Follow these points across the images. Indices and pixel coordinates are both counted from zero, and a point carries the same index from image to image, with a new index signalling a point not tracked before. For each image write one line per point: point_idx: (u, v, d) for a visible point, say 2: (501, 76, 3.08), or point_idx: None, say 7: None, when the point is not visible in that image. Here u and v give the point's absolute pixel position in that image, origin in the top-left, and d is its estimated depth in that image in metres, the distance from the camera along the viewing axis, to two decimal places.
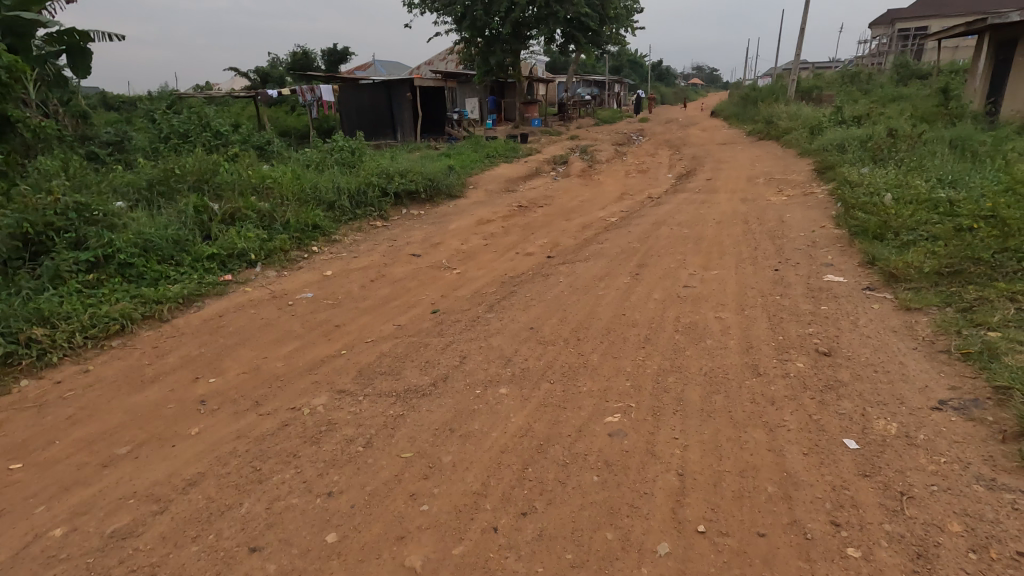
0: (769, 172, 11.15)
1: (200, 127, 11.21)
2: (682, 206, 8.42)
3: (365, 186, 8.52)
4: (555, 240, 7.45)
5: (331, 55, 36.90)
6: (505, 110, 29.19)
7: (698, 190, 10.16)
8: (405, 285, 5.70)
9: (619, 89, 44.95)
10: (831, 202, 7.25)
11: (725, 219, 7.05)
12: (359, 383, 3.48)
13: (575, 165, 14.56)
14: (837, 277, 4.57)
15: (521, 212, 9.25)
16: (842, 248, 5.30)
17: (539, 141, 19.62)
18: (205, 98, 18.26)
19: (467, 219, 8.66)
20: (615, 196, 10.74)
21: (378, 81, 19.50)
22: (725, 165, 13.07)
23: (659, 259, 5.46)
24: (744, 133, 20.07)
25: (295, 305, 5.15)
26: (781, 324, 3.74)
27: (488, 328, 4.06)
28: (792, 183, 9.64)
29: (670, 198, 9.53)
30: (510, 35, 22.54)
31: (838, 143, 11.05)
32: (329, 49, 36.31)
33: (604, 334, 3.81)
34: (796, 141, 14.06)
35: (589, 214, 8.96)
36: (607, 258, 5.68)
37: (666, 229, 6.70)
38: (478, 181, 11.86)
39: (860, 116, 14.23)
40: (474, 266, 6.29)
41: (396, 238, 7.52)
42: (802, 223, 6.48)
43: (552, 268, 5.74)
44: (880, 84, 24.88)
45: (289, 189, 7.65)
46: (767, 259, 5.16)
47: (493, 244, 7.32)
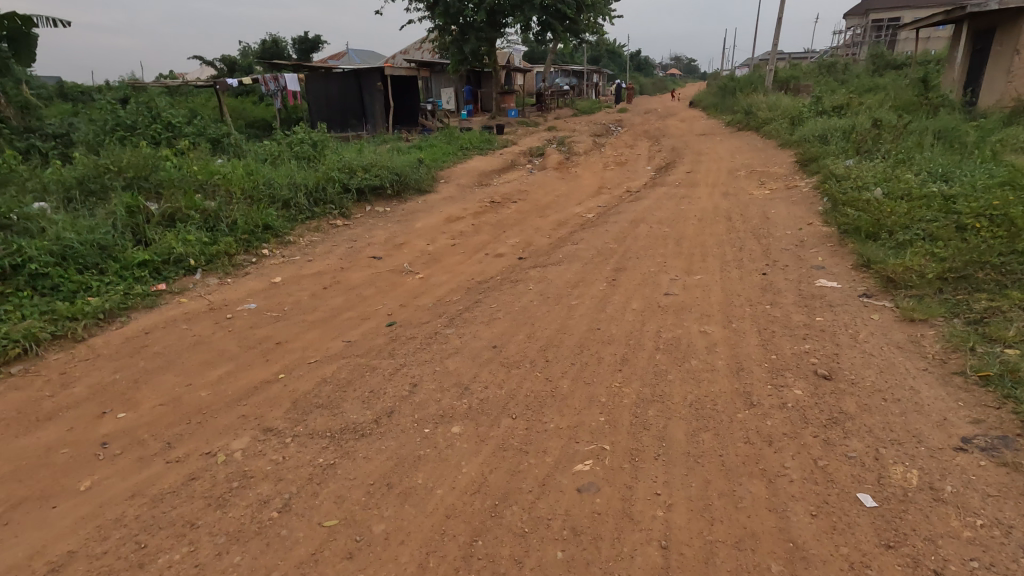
0: (750, 164, 10.83)
1: (150, 119, 10.45)
2: (662, 201, 8.01)
3: (325, 182, 7.94)
4: (528, 239, 6.97)
5: (303, 44, 35.75)
6: (482, 100, 28.52)
7: (678, 184, 9.77)
8: (361, 293, 5.19)
9: (598, 80, 44.56)
10: (817, 197, 6.90)
11: (707, 216, 6.66)
12: (290, 419, 2.98)
13: (552, 157, 14.07)
14: (831, 282, 4.18)
15: (494, 208, 8.77)
16: (833, 249, 4.92)
17: (516, 132, 19.09)
18: (164, 88, 17.34)
19: (435, 217, 8.14)
20: (592, 190, 10.30)
21: (348, 71, 18.75)
22: (705, 157, 12.73)
23: (636, 262, 5.04)
24: (723, 123, 19.79)
25: (233, 318, 4.61)
26: (773, 341, 3.33)
27: (445, 347, 3.58)
28: (774, 176, 9.31)
29: (650, 193, 9.13)
30: (485, 23, 21.88)
31: (820, 134, 10.74)
32: (300, 38, 35.18)
33: (576, 354, 3.36)
34: (776, 132, 13.77)
35: (565, 211, 8.51)
36: (581, 261, 5.23)
37: (644, 227, 6.27)
38: (450, 175, 11.31)
39: (841, 106, 13.98)
40: (439, 270, 5.79)
41: (357, 239, 6.97)
42: (788, 220, 6.11)
43: (522, 272, 5.28)
44: (857, 74, 24.81)
45: (239, 186, 7.05)
46: (753, 262, 4.76)
47: (462, 245, 6.83)
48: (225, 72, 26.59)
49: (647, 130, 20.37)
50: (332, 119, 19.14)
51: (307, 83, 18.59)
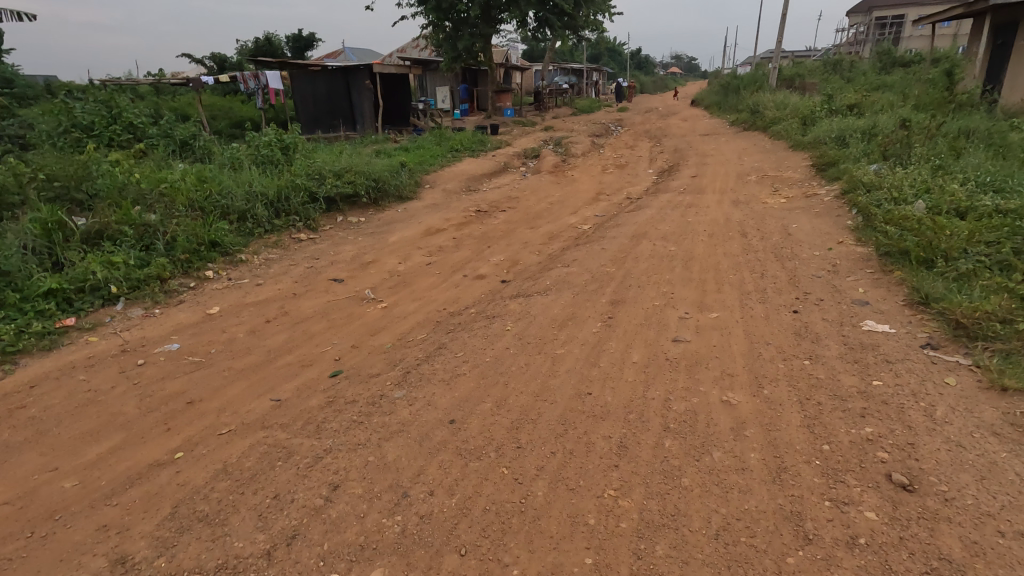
0: (760, 167, 10.01)
1: (108, 118, 9.59)
2: (667, 211, 7.17)
3: (290, 190, 7.11)
4: (516, 257, 6.13)
5: (297, 42, 34.95)
6: (477, 99, 27.61)
7: (683, 190, 8.93)
8: (309, 328, 4.35)
9: (598, 79, 43.71)
10: (843, 208, 6.08)
11: (719, 230, 5.81)
12: (159, 541, 2.16)
13: (547, 159, 13.22)
14: (881, 325, 3.37)
15: (480, 218, 7.94)
16: (875, 277, 4.10)
17: (511, 132, 18.26)
18: (143, 86, 16.53)
19: (413, 228, 7.31)
20: (590, 196, 9.47)
21: (335, 68, 17.95)
22: (711, 159, 11.91)
23: (636, 292, 4.20)
24: (728, 122, 18.97)
25: (145, 364, 3.78)
26: (820, 418, 2.51)
27: (389, 420, 2.76)
28: (788, 182, 8.49)
29: (653, 200, 8.28)
30: (479, 18, 21.03)
31: (836, 136, 9.90)
32: (294, 36, 34.38)
33: (558, 435, 2.54)
34: (786, 132, 12.92)
35: (557, 221, 7.68)
36: (571, 290, 4.40)
37: (647, 245, 5.43)
38: (436, 180, 10.47)
39: (854, 105, 13.13)
40: (407, 297, 4.97)
41: (320, 256, 6.14)
42: (812, 236, 5.27)
43: (502, 302, 4.46)
44: (864, 72, 24.01)
45: (187, 196, 6.21)
46: (780, 294, 3.93)
47: (439, 263, 6.01)
48: (213, 70, 25.68)
49: (647, 130, 19.51)
50: (319, 121, 18.40)
51: (294, 82, 17.86)
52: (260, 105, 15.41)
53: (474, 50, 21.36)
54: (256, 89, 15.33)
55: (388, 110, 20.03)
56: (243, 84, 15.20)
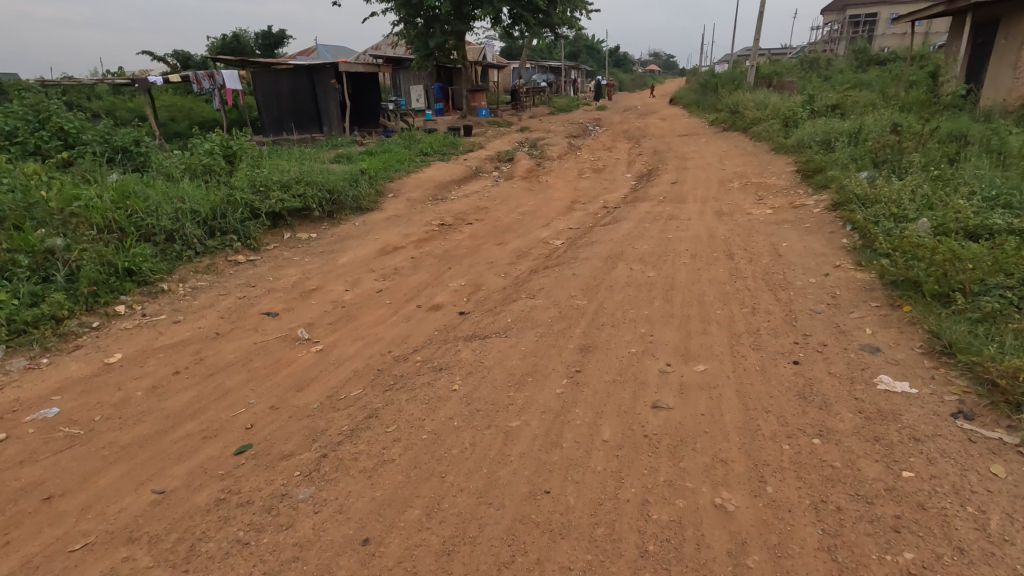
0: (742, 172, 9.53)
1: (34, 122, 8.69)
2: (645, 224, 6.61)
3: (228, 206, 6.38)
4: (479, 281, 5.50)
5: (267, 39, 33.81)
6: (453, 98, 26.92)
7: (662, 199, 8.38)
8: (223, 380, 3.67)
9: (577, 77, 43.19)
10: (835, 222, 5.58)
11: (702, 249, 5.25)
12: None
13: (521, 163, 12.61)
14: (899, 382, 2.81)
15: (444, 232, 7.29)
16: (881, 315, 3.56)
17: (486, 134, 17.61)
18: (91, 86, 15.48)
19: (368, 246, 6.64)
20: (564, 206, 8.88)
21: (299, 67, 17.09)
22: (691, 163, 11.42)
23: (609, 334, 3.60)
24: (707, 122, 18.58)
25: (8, 438, 3.08)
26: (841, 535, 1.92)
27: (283, 539, 2.12)
28: (773, 190, 8.00)
29: (630, 211, 7.72)
30: (451, 15, 20.31)
31: (820, 140, 9.44)
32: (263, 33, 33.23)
33: (500, 565, 1.92)
34: (767, 135, 12.48)
35: (527, 237, 7.08)
36: (534, 330, 3.79)
37: (623, 269, 4.84)
38: (400, 188, 9.78)
39: (835, 106, 12.75)
40: (348, 336, 4.31)
41: (256, 283, 5.44)
42: (805, 258, 4.73)
43: (455, 345, 3.83)
44: (841, 71, 23.83)
45: (102, 215, 5.45)
46: (777, 337, 3.36)
47: (392, 289, 5.35)
48: (175, 67, 24.54)
49: (625, 131, 19.01)
50: (285, 121, 17.61)
51: (255, 80, 16.94)
52: (216, 106, 14.41)
53: (446, 48, 20.66)
54: (211, 89, 14.29)
55: (356, 110, 19.18)
56: (196, 84, 14.11)
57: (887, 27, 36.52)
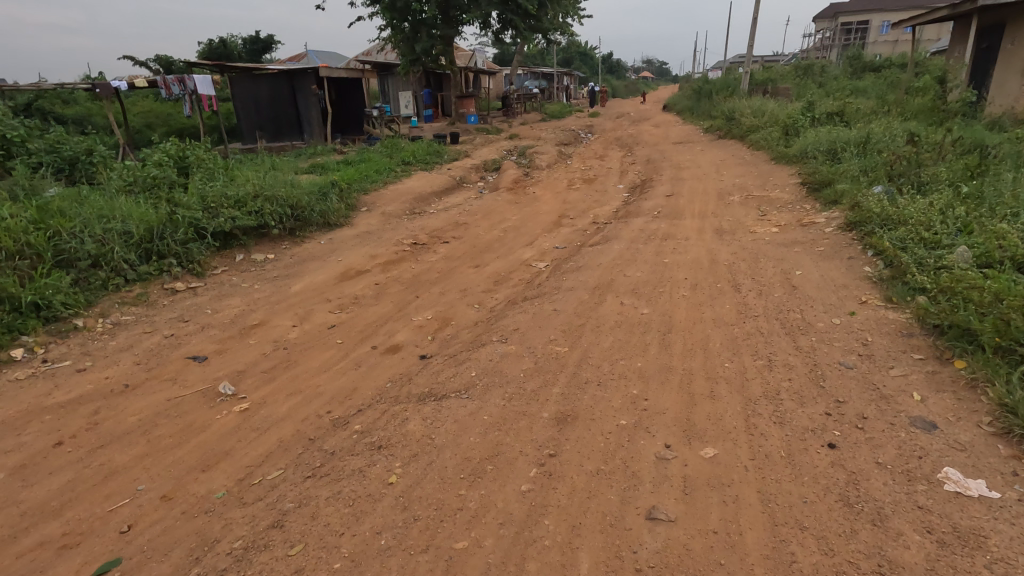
0: (742, 184, 8.91)
1: None
2: (638, 245, 5.96)
3: (169, 225, 5.67)
4: (448, 313, 4.81)
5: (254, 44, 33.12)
6: (442, 105, 26.32)
7: (658, 214, 7.72)
8: (112, 455, 2.94)
9: (569, 83, 42.70)
10: (852, 246, 4.94)
11: (704, 279, 4.58)
12: None
13: (508, 173, 11.95)
14: (971, 482, 2.14)
15: (417, 252, 6.60)
16: (929, 372, 2.90)
17: (473, 141, 16.96)
18: (58, 91, 14.72)
19: (329, 269, 5.93)
20: (550, 221, 8.21)
21: (278, 72, 16.45)
22: (687, 173, 10.80)
23: (595, 398, 2.91)
24: (702, 129, 18.01)
25: None
26: None
27: None
28: (777, 206, 7.37)
29: (622, 228, 7.05)
30: (438, 19, 19.77)
31: (825, 150, 8.83)
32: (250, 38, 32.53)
33: None
34: (766, 144, 11.90)
35: (508, 258, 6.40)
36: (503, 389, 3.09)
37: (612, 304, 4.16)
38: (375, 202, 9.09)
39: (836, 113, 12.20)
40: (283, 388, 3.59)
41: (191, 317, 4.72)
42: (824, 291, 4.07)
43: (406, 406, 3.13)
44: (836, 77, 23.44)
45: (13, 236, 4.72)
46: (804, 406, 2.68)
47: (347, 324, 4.65)
48: (155, 73, 23.80)
49: (618, 138, 18.40)
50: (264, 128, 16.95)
51: (233, 86, 16.46)
52: (186, 113, 13.64)
53: (433, 53, 20.09)
54: (182, 94, 13.53)
55: (340, 117, 18.50)
56: (165, 89, 13.35)
57: (879, 34, 36.36)
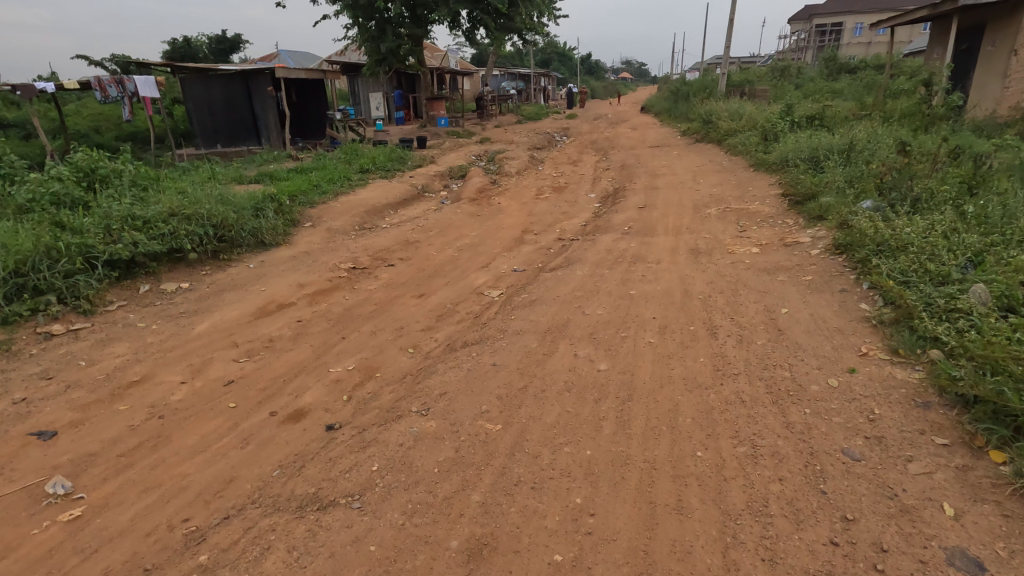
0: (719, 194, 8.30)
1: None
2: (602, 270, 5.26)
3: (52, 254, 4.85)
4: (375, 361, 4.05)
5: (220, 43, 31.86)
6: (414, 106, 25.48)
7: (628, 230, 7.05)
8: None
9: (547, 84, 42.13)
10: (845, 274, 4.31)
11: (675, 319, 3.88)
12: None
13: (474, 181, 11.22)
14: None
15: (356, 277, 5.82)
16: (958, 468, 2.23)
17: (443, 145, 16.19)
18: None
19: (248, 302, 5.13)
20: (512, 237, 7.51)
21: (233, 73, 15.56)
22: (662, 181, 10.18)
23: (526, 514, 2.18)
24: (679, 132, 17.49)
25: None
26: None
27: None
28: (757, 221, 6.76)
29: (589, 246, 6.37)
30: (405, 18, 18.97)
31: (807, 158, 8.26)
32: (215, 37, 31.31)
33: None
34: (744, 149, 11.35)
35: (459, 285, 5.66)
36: (408, 495, 2.35)
37: (564, 356, 3.43)
38: (322, 216, 8.28)
39: (817, 116, 11.69)
40: (136, 482, 2.80)
41: (59, 371, 3.90)
42: (816, 338, 3.39)
43: (280, 519, 2.37)
44: (812, 79, 23.16)
45: None
46: (801, 530, 1.99)
47: (249, 377, 3.85)
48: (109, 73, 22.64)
49: (593, 141, 17.80)
50: (218, 131, 16.11)
51: (185, 88, 15.60)
52: (126, 117, 12.63)
53: (401, 53, 19.27)
54: (120, 97, 12.52)
55: (303, 120, 17.59)
56: (101, 91, 12.33)
57: (852, 36, 36.53)
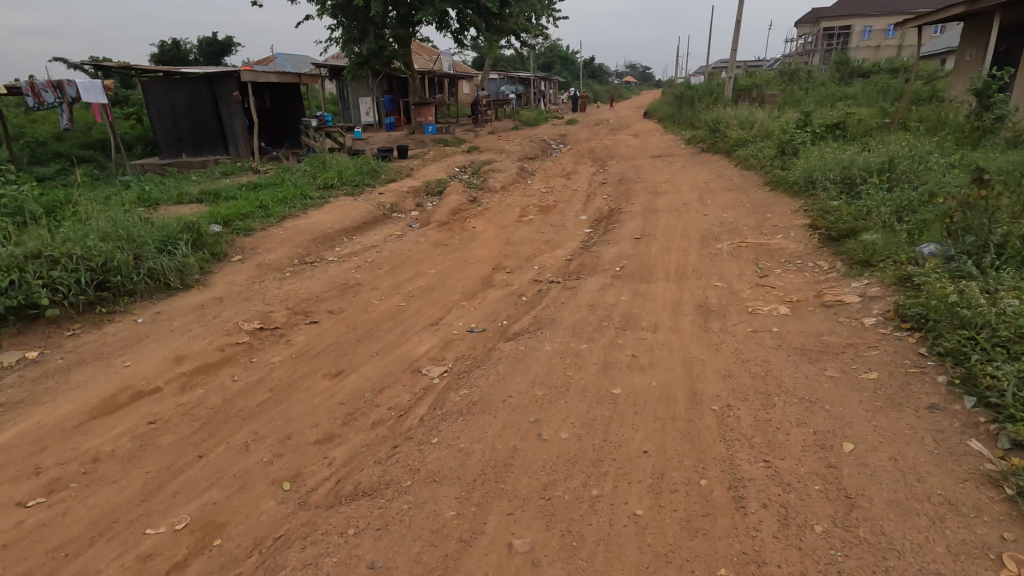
0: (732, 221, 6.93)
1: None
2: (578, 343, 3.90)
3: None
4: (222, 511, 2.68)
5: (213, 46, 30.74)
6: (405, 111, 24.24)
7: (620, 271, 5.68)
8: None
9: (547, 88, 40.82)
10: (932, 373, 2.95)
11: (677, 458, 2.50)
12: None
13: (450, 198, 9.89)
14: None
15: (263, 340, 4.47)
16: None
17: (426, 155, 14.88)
18: None
19: (96, 385, 3.80)
20: (480, 276, 6.16)
21: (196, 77, 14.36)
22: (664, 200, 8.83)
23: None
24: (684, 140, 16.12)
25: None
26: None
27: None
28: (782, 265, 5.39)
29: (568, 297, 5.01)
30: (390, 18, 17.61)
31: (837, 178, 6.88)
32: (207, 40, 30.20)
33: None
34: (758, 164, 9.95)
35: (392, 356, 4.28)
36: None
37: (492, 550, 2.08)
38: (256, 247, 6.95)
39: (840, 126, 10.27)
40: None
41: None
42: (914, 525, 2.01)
43: None
44: (823, 84, 21.72)
45: None
46: None
47: (17, 544, 2.51)
48: None
49: (591, 150, 16.46)
50: (183, 140, 14.87)
51: (146, 92, 14.53)
52: (65, 124, 11.54)
53: (385, 55, 17.96)
54: (58, 103, 11.35)
55: (276, 126, 16.35)
56: (36, 96, 11.22)
57: (861, 39, 35.17)
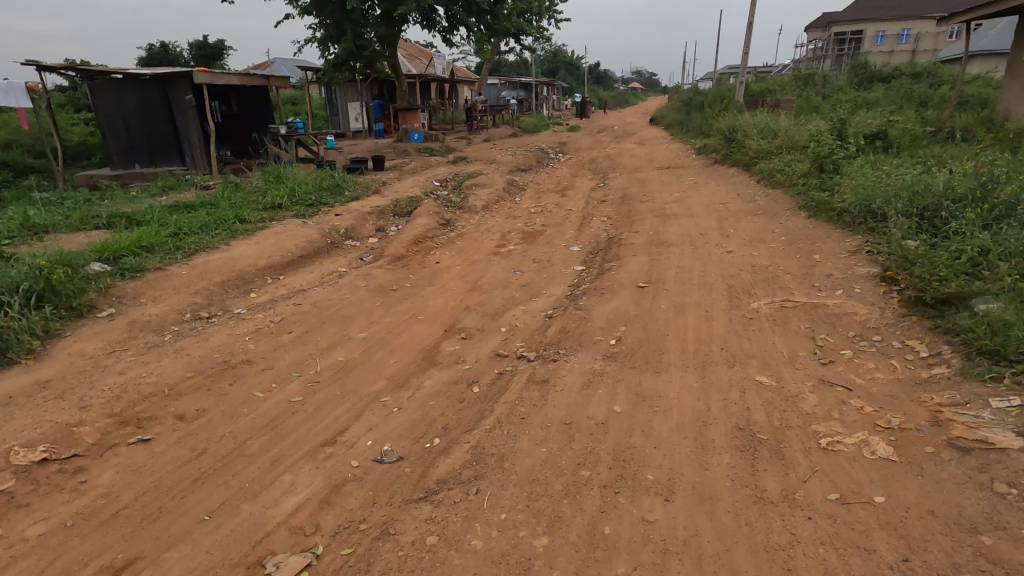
0: (768, 263, 5.24)
1: None
2: (531, 533, 2.22)
3: None
4: None
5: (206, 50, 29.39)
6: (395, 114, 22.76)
7: (616, 346, 3.97)
8: None
9: (550, 94, 39.23)
10: None
11: None
12: None
13: (417, 220, 8.26)
14: None
15: (35, 485, 2.80)
16: None
17: (405, 166, 13.29)
18: None
19: None
20: (424, 345, 4.47)
21: (150, 78, 12.80)
22: (674, 227, 7.15)
23: None
24: (694, 150, 14.41)
25: None
26: None
27: None
28: (853, 344, 3.68)
29: (535, 398, 3.29)
30: (372, 16, 16.00)
31: (911, 208, 5.15)
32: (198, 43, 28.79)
33: None
34: (788, 182, 8.26)
35: (232, 523, 2.59)
36: None
37: None
38: (143, 294, 5.31)
39: (881, 137, 8.60)
40: None
41: None
42: None
43: None
44: (842, 89, 19.93)
45: None
46: None
47: None
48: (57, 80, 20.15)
49: (592, 160, 14.79)
50: (135, 148, 13.19)
51: (95, 95, 12.69)
52: None
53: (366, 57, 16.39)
54: None
55: (241, 133, 14.78)
56: None
57: (874, 44, 33.29)
